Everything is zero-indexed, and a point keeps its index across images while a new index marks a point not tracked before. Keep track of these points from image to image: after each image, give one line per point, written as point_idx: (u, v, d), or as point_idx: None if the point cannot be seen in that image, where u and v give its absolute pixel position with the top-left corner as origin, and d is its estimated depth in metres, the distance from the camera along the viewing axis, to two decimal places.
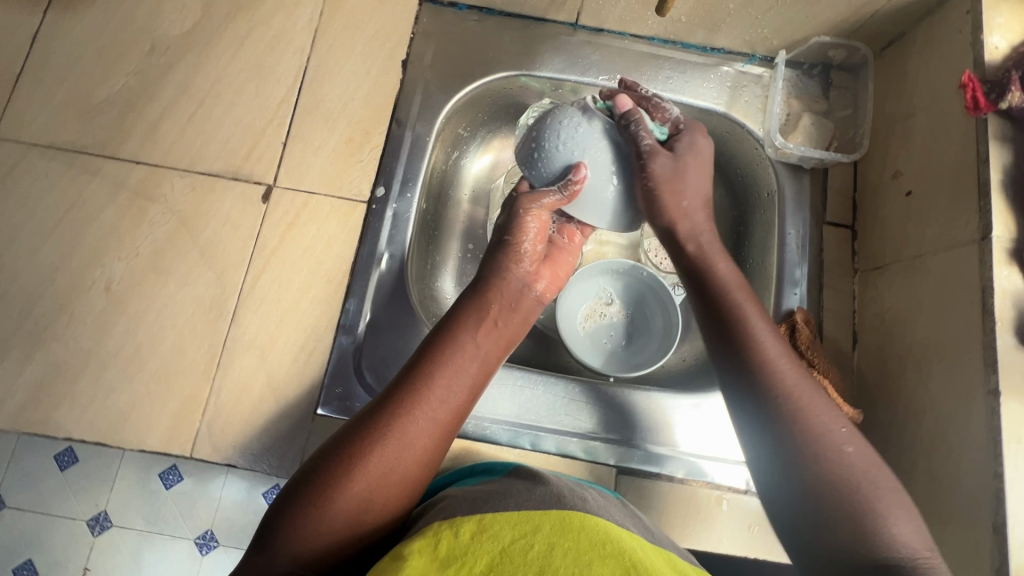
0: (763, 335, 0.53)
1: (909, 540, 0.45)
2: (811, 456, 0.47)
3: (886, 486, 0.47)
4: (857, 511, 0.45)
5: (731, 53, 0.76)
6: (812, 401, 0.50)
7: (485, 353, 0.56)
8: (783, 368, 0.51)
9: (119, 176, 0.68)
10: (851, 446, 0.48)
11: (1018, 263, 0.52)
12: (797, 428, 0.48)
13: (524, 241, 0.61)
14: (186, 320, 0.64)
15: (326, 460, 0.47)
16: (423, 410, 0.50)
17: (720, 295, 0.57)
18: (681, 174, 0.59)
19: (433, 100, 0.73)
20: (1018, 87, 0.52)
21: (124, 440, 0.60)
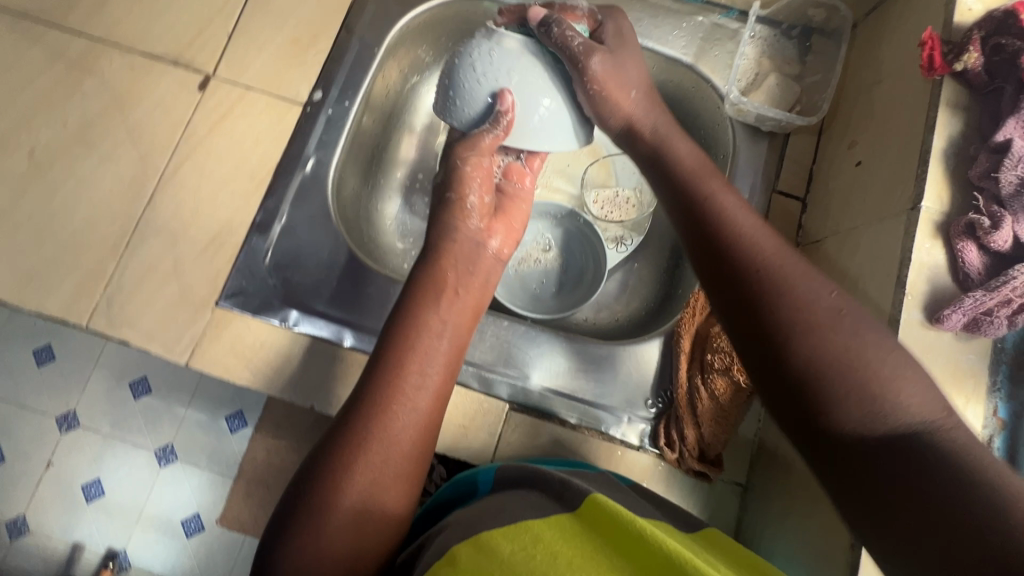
0: (731, 207, 0.46)
1: (924, 410, 0.35)
2: (797, 329, 0.38)
3: (884, 348, 0.37)
4: (859, 383, 0.36)
5: (710, 3, 0.71)
6: (788, 266, 0.41)
7: (455, 325, 0.52)
8: (754, 237, 0.43)
9: (60, 46, 0.67)
10: (844, 309, 0.39)
11: (943, 237, 0.48)
12: (777, 297, 0.40)
13: (468, 192, 0.59)
14: (103, 196, 0.64)
15: (313, 475, 0.44)
16: (399, 401, 0.46)
17: (680, 174, 0.50)
18: (620, 68, 0.55)
19: (388, 12, 0.70)
20: (977, 47, 0.49)
21: (25, 302, 0.61)
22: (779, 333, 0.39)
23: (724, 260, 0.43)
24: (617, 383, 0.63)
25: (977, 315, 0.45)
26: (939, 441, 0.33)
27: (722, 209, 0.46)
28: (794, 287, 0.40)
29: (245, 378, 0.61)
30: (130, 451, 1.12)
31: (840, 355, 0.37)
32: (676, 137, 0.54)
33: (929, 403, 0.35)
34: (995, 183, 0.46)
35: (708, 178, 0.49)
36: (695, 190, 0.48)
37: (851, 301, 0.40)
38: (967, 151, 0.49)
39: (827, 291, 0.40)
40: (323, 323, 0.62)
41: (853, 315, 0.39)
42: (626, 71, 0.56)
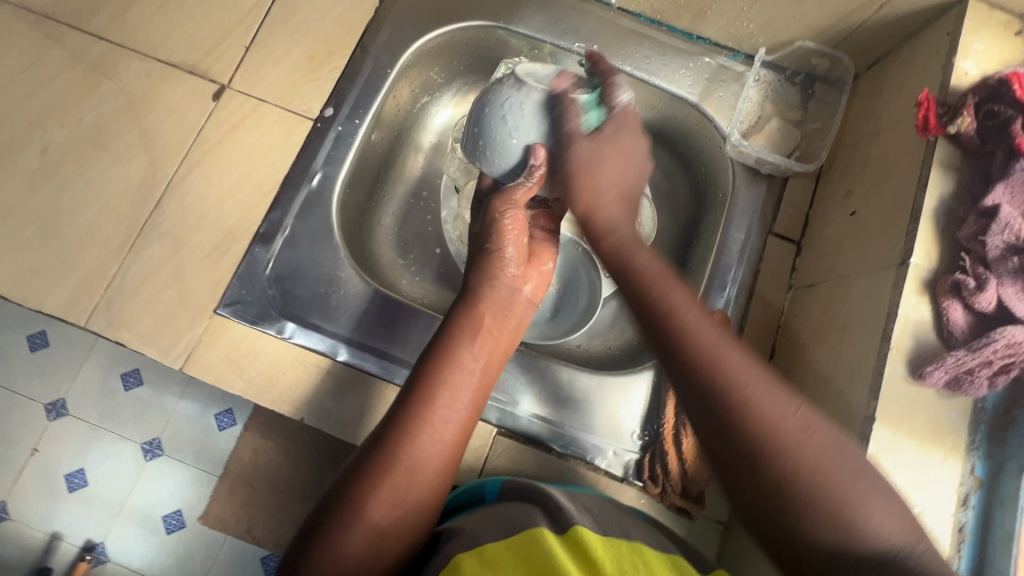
0: (692, 320, 0.46)
1: (895, 530, 0.37)
2: (768, 461, 0.39)
3: (851, 472, 0.39)
4: (827, 508, 0.37)
5: (717, 45, 0.73)
6: (749, 381, 0.42)
7: (485, 366, 0.53)
8: (717, 352, 0.43)
9: (80, 48, 0.69)
10: (808, 431, 0.40)
11: (930, 294, 0.49)
12: (746, 428, 0.40)
13: (508, 233, 0.57)
14: (111, 197, 0.65)
15: (336, 502, 0.46)
16: (425, 437, 0.48)
17: (639, 279, 0.50)
18: (615, 138, 0.55)
19: (403, 34, 0.72)
20: (970, 112, 0.50)
21: (26, 297, 0.62)
22: (744, 453, 0.40)
23: (687, 380, 0.44)
24: (605, 413, 0.63)
25: (959, 374, 0.46)
26: (911, 566, 0.35)
27: (684, 324, 0.46)
28: (755, 406, 0.41)
29: (237, 386, 0.61)
30: (116, 444, 1.12)
31: (818, 488, 0.38)
32: (637, 246, 0.52)
33: (902, 522, 0.37)
34: (981, 246, 0.47)
35: (665, 283, 0.49)
36: (654, 303, 0.48)
37: (818, 420, 0.40)
38: (957, 212, 0.50)
39: (794, 410, 0.41)
40: (319, 336, 0.63)
41: (817, 441, 0.39)
42: (620, 142, 0.55)
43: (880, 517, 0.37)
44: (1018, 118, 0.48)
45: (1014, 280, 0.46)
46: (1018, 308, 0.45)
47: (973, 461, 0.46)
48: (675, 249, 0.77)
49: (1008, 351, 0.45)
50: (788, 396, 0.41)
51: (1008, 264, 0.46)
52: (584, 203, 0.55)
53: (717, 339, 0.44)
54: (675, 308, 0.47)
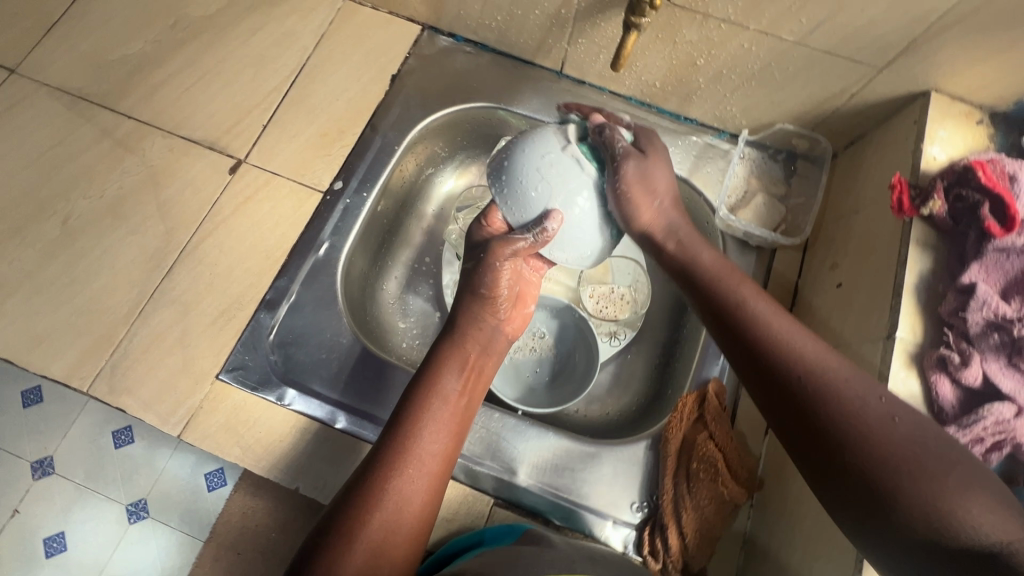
0: (755, 303, 0.51)
1: (996, 525, 0.36)
2: (854, 425, 0.42)
3: (945, 466, 0.39)
4: (928, 491, 0.38)
5: (703, 125, 0.78)
6: (829, 359, 0.45)
7: (469, 396, 0.55)
8: (795, 337, 0.47)
9: (109, 125, 0.74)
10: (895, 415, 0.42)
11: (918, 369, 0.50)
12: (828, 406, 0.43)
13: (499, 292, 0.58)
14: (124, 264, 0.68)
15: (327, 537, 0.45)
16: (414, 465, 0.49)
17: (703, 276, 0.55)
18: (652, 173, 0.57)
19: (410, 114, 0.77)
20: (940, 196, 0.53)
21: (33, 361, 0.64)
22: (834, 444, 0.42)
23: (769, 377, 0.47)
24: (603, 483, 0.63)
25: None
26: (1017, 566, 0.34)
27: (752, 311, 0.50)
28: (846, 390, 0.43)
29: (234, 452, 0.61)
30: (101, 505, 1.09)
31: (911, 467, 0.39)
32: (699, 242, 0.57)
33: (1001, 516, 0.37)
34: (963, 322, 0.49)
35: (738, 280, 0.53)
36: (723, 291, 0.53)
37: (902, 406, 0.42)
38: (937, 288, 0.53)
39: (874, 398, 0.43)
40: (318, 403, 0.64)
41: (909, 425, 0.41)
42: (661, 170, 0.58)
43: (981, 512, 0.37)
44: (985, 203, 0.51)
45: (996, 356, 0.47)
46: (1002, 384, 0.46)
47: None
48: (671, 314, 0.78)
49: (998, 428, 0.45)
50: (873, 381, 0.44)
51: (990, 340, 0.48)
52: (646, 216, 0.57)
53: (779, 319, 0.49)
54: (736, 298, 0.52)
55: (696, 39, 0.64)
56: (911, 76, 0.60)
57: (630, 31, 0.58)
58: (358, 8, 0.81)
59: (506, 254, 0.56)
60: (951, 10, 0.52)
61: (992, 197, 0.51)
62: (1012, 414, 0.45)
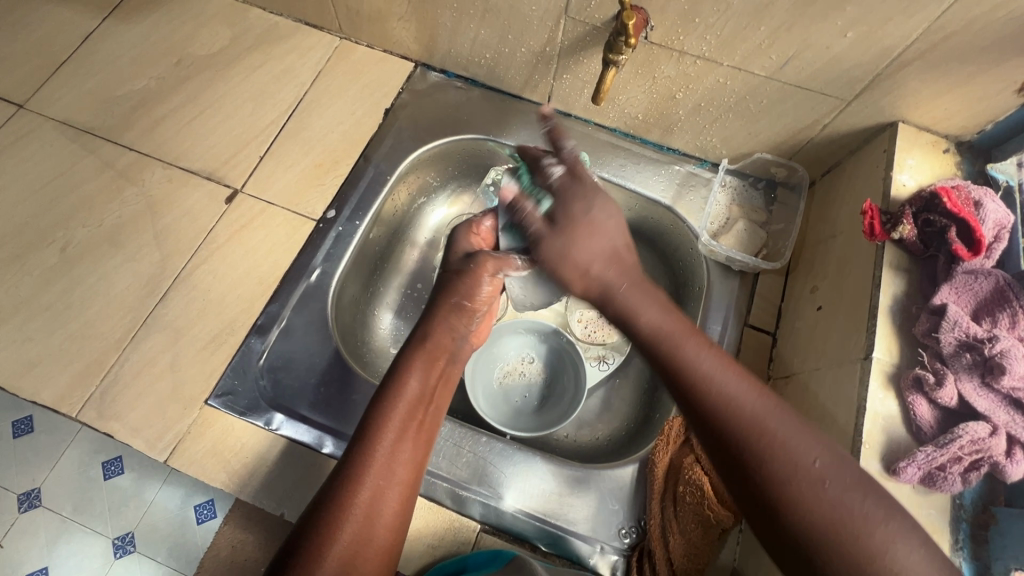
0: (695, 360, 0.47)
1: (923, 568, 0.37)
2: (795, 498, 0.40)
3: (882, 507, 0.39)
4: (856, 543, 0.38)
5: (685, 155, 0.80)
6: (775, 423, 0.42)
7: (437, 403, 0.55)
8: (734, 387, 0.45)
9: (111, 157, 0.76)
10: (828, 477, 0.40)
11: (895, 389, 0.51)
12: (766, 469, 0.41)
13: (469, 299, 0.62)
14: (119, 291, 0.69)
15: (294, 557, 0.44)
16: (383, 475, 0.48)
17: (647, 334, 0.50)
18: (592, 218, 0.57)
19: (402, 145, 0.80)
20: (909, 221, 0.55)
21: (24, 387, 0.64)
22: (774, 496, 0.40)
23: (702, 419, 0.45)
24: (591, 510, 0.62)
25: (931, 470, 0.47)
26: None
27: (697, 372, 0.46)
28: (791, 458, 0.41)
29: (220, 479, 0.61)
30: (87, 538, 1.07)
31: (844, 531, 0.38)
32: (646, 302, 0.52)
33: (927, 557, 0.37)
34: (936, 342, 0.50)
35: (653, 308, 0.52)
36: (683, 372, 0.47)
37: (839, 458, 0.41)
38: (911, 310, 0.54)
39: (819, 442, 0.42)
40: (306, 428, 0.64)
41: (832, 468, 0.40)
42: (603, 214, 0.58)
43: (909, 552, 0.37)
44: (952, 227, 0.53)
45: (970, 376, 0.48)
46: (977, 404, 0.47)
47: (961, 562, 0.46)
48: None
49: (974, 447, 0.46)
50: (814, 436, 0.42)
51: (963, 360, 0.48)
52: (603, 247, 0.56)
53: (725, 374, 0.46)
54: (683, 361, 0.47)
55: (673, 74, 0.68)
56: (878, 108, 0.63)
57: (609, 66, 0.62)
58: (354, 47, 0.85)
59: (494, 270, 0.63)
60: (910, 46, 0.55)
61: (958, 221, 0.53)
62: (987, 432, 0.46)
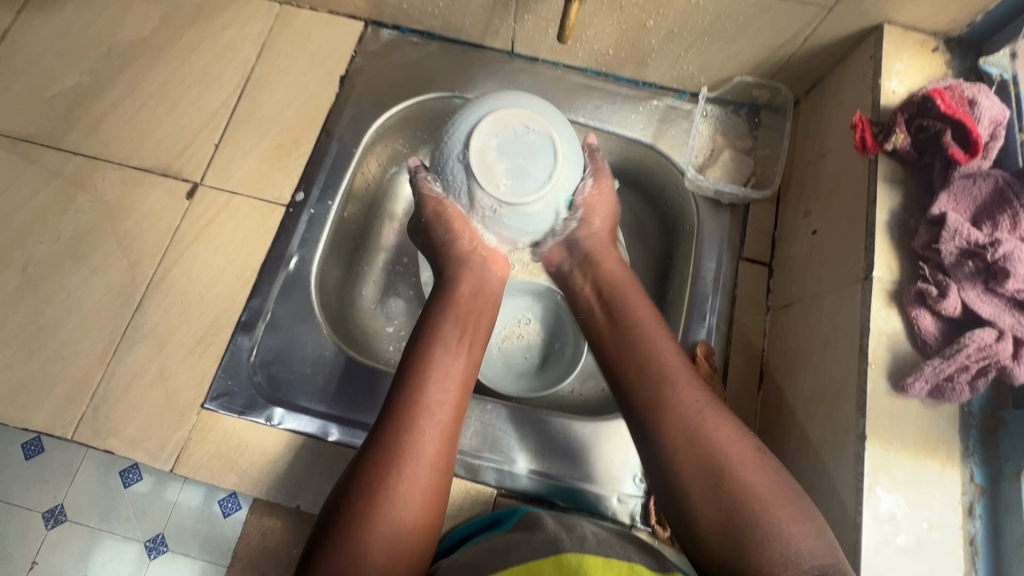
0: (653, 333, 0.55)
1: (819, 550, 0.41)
2: (711, 468, 0.45)
3: (777, 494, 0.44)
4: (759, 515, 0.43)
5: (663, 88, 0.76)
6: (698, 406, 0.48)
7: (469, 342, 0.56)
8: (674, 365, 0.52)
9: (56, 164, 0.71)
10: (746, 447, 0.46)
11: (898, 305, 0.50)
12: (696, 465, 0.46)
13: (477, 247, 0.61)
14: (93, 305, 0.66)
15: (346, 498, 0.45)
16: (423, 415, 0.49)
17: (620, 297, 0.58)
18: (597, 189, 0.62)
19: (364, 114, 0.75)
20: (902, 129, 0.53)
21: (11, 416, 0.62)
22: (696, 489, 0.45)
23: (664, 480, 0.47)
24: (602, 461, 0.63)
25: (939, 382, 0.46)
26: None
27: (649, 344, 0.54)
28: (715, 441, 0.46)
29: (229, 479, 0.61)
30: (119, 544, 1.08)
31: (756, 509, 0.43)
32: (609, 253, 0.62)
33: (820, 541, 0.42)
34: (937, 254, 0.49)
35: (641, 308, 0.57)
36: (674, 435, 0.48)
37: (756, 455, 0.46)
38: (909, 223, 0.52)
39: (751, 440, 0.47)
40: (309, 418, 0.63)
41: (759, 475, 0.45)
42: (620, 267, 0.61)
43: (803, 537, 0.42)
44: (946, 130, 0.51)
45: (973, 283, 0.47)
46: (981, 310, 0.46)
47: (971, 468, 0.46)
48: (653, 283, 0.78)
49: (981, 354, 0.45)
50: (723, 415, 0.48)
51: (965, 268, 0.47)
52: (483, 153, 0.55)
53: (683, 370, 0.51)
54: (651, 341, 0.54)
55: (642, 0, 0.63)
56: (862, 11, 0.59)
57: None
58: (296, 13, 0.79)
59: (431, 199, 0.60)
60: None
61: (954, 124, 0.51)
62: (993, 338, 0.45)
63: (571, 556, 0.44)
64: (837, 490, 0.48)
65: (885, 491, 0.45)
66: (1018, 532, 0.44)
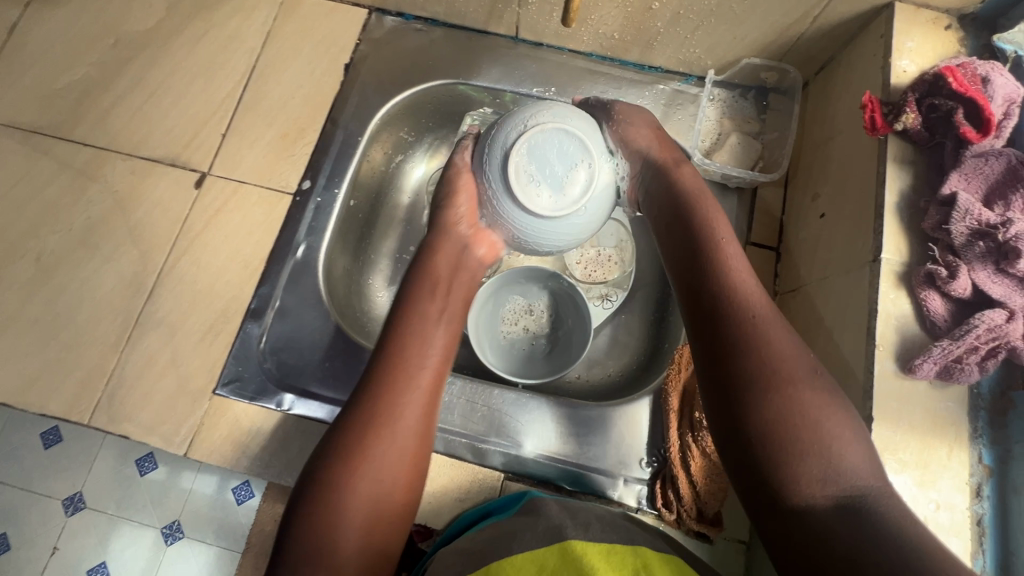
0: (722, 234, 0.52)
1: (869, 475, 0.38)
2: (766, 377, 0.42)
3: (838, 418, 0.40)
4: (808, 428, 0.40)
5: (669, 72, 0.76)
6: (767, 317, 0.45)
7: (450, 312, 0.58)
8: (743, 278, 0.48)
9: (67, 156, 0.72)
10: (802, 360, 0.43)
11: (906, 287, 0.49)
12: (751, 349, 0.43)
13: (459, 220, 0.62)
14: (106, 294, 0.67)
15: (326, 455, 0.47)
16: (404, 379, 0.51)
17: (685, 201, 0.56)
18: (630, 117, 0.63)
19: (368, 102, 0.75)
20: (913, 108, 0.52)
21: (29, 402, 0.63)
22: (756, 379, 0.42)
23: (721, 368, 0.44)
24: (609, 445, 0.63)
25: (948, 363, 0.46)
26: (876, 511, 0.36)
27: (716, 239, 0.51)
28: (775, 342, 0.43)
29: (241, 463, 0.62)
30: (136, 530, 1.11)
31: (805, 423, 0.40)
32: (695, 176, 0.59)
33: (868, 465, 0.39)
34: (947, 235, 0.48)
35: (722, 222, 0.53)
36: (733, 319, 0.45)
37: (817, 369, 0.43)
38: (918, 204, 0.52)
39: (807, 356, 0.44)
40: (318, 404, 0.64)
41: (812, 394, 0.41)
42: (693, 180, 0.59)
43: (854, 456, 0.39)
44: (958, 108, 0.50)
45: (984, 265, 0.46)
46: (991, 290, 0.46)
47: (980, 450, 0.46)
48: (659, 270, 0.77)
49: (991, 335, 0.45)
50: (788, 331, 0.45)
51: (976, 249, 0.47)
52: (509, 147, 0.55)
53: (751, 284, 0.48)
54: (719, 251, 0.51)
55: None
56: None
57: None
58: (300, 2, 0.79)
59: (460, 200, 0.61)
60: None
61: (966, 101, 0.50)
62: (1004, 319, 0.45)
63: (575, 543, 0.45)
64: None
65: (892, 472, 0.45)
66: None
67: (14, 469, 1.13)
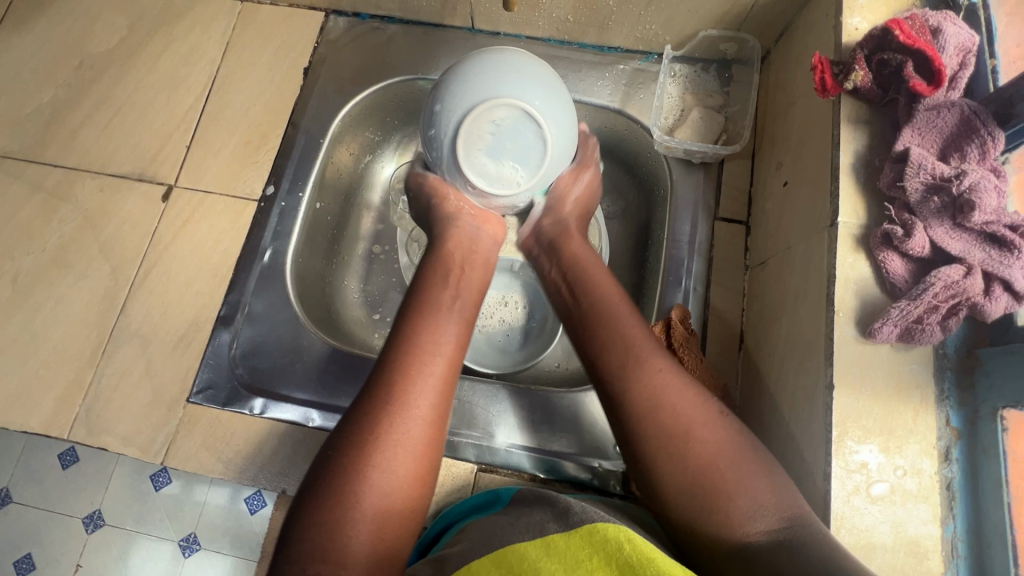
0: (607, 286, 0.54)
1: (771, 504, 0.40)
2: (672, 434, 0.43)
3: (745, 461, 0.42)
4: (714, 481, 0.41)
5: (629, 51, 0.74)
6: (662, 371, 0.47)
7: (462, 305, 0.55)
8: (628, 319, 0.51)
9: (38, 178, 0.74)
10: (702, 408, 0.45)
11: (865, 250, 0.48)
12: (654, 423, 0.44)
13: (464, 208, 0.61)
14: (79, 310, 0.68)
15: (339, 449, 0.44)
16: (419, 368, 0.48)
17: (582, 260, 0.57)
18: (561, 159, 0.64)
19: (328, 103, 0.75)
20: (862, 66, 0.50)
21: (10, 420, 0.65)
22: (662, 442, 0.43)
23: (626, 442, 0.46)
24: (582, 432, 0.63)
25: (909, 325, 0.44)
26: (801, 537, 0.37)
27: (604, 300, 0.53)
28: (675, 406, 0.45)
29: (217, 469, 0.62)
30: (154, 544, 1.12)
31: (715, 474, 0.41)
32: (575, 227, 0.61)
33: (779, 496, 0.40)
34: (903, 192, 0.47)
35: (603, 280, 0.55)
36: (636, 384, 0.46)
37: (717, 418, 0.44)
38: (873, 164, 0.50)
39: (712, 404, 0.45)
40: (290, 406, 0.64)
41: (697, 410, 0.44)
42: (581, 241, 0.60)
43: (761, 489, 0.40)
44: (907, 62, 0.48)
45: (940, 220, 0.45)
46: (951, 247, 0.44)
47: (947, 412, 0.44)
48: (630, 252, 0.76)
49: (949, 292, 0.43)
50: (682, 379, 0.47)
51: (931, 205, 0.45)
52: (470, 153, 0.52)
53: (643, 340, 0.50)
54: (611, 311, 0.52)
55: None
56: None
57: None
58: (258, 9, 0.79)
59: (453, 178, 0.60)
60: None
61: (915, 54, 0.48)
62: (961, 274, 0.43)
63: (557, 536, 0.38)
64: (809, 444, 0.46)
65: (855, 442, 0.44)
66: (996, 473, 0.42)
67: (30, 492, 1.15)
